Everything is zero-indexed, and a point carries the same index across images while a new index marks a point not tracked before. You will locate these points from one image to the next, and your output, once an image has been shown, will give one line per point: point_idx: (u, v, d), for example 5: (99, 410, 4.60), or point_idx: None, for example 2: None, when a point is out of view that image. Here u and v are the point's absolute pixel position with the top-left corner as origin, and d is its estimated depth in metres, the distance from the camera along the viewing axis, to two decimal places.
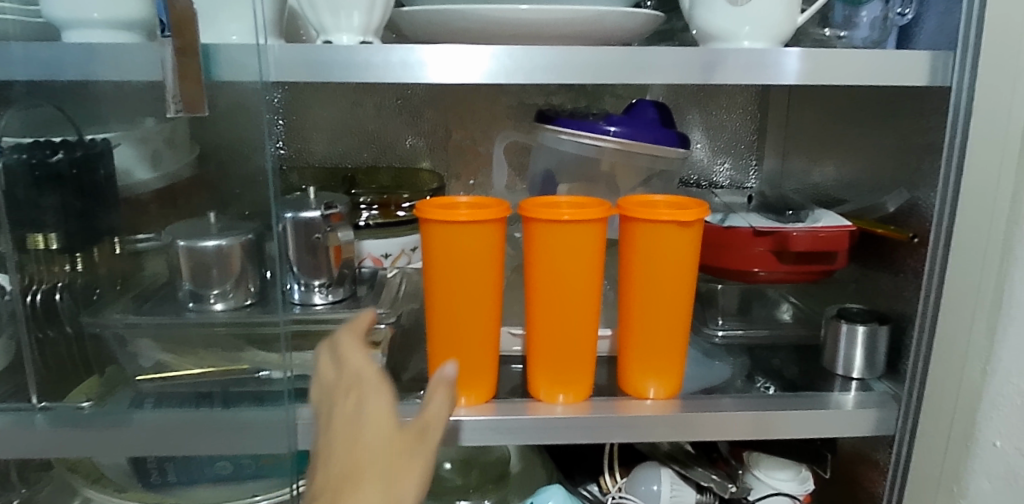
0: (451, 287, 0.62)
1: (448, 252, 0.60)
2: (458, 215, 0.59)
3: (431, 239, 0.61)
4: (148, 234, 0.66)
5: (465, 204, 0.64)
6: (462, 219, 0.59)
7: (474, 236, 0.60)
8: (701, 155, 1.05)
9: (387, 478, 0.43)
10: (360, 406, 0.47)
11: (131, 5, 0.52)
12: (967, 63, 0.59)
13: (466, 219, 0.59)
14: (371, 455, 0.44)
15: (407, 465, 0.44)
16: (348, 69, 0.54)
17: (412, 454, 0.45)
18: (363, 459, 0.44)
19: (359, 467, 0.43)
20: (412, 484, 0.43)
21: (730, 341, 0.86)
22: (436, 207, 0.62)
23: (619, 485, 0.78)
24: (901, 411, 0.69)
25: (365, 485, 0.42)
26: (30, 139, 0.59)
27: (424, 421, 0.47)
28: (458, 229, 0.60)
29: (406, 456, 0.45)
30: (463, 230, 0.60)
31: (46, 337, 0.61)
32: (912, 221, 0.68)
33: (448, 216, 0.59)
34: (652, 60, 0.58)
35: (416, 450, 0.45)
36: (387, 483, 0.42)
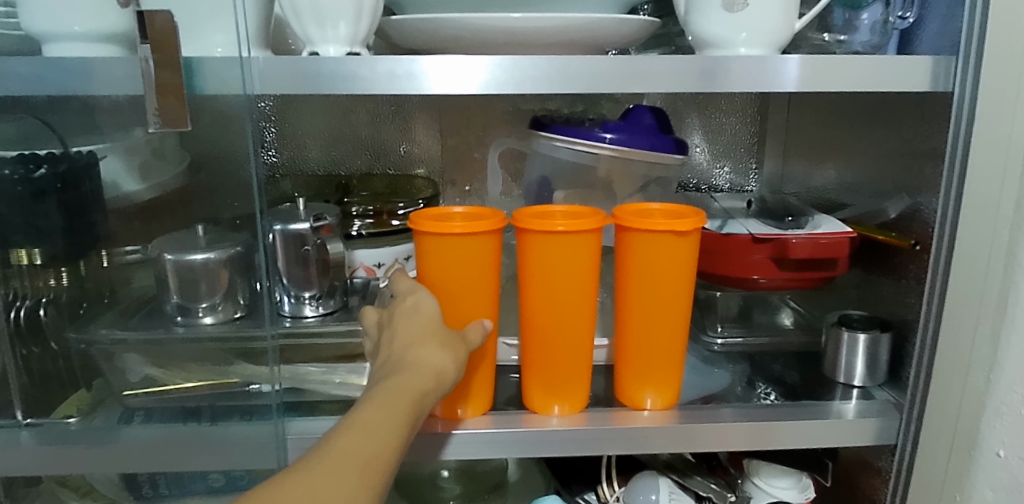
0: (446, 299, 0.60)
1: (442, 265, 0.59)
2: (454, 226, 0.57)
3: (425, 249, 0.59)
4: (134, 246, 0.67)
5: (459, 215, 0.62)
6: (458, 230, 0.57)
7: (469, 248, 0.59)
8: (700, 158, 1.03)
9: (444, 353, 0.51)
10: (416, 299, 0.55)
11: (111, 17, 0.51)
12: (970, 69, 0.58)
13: (462, 231, 0.57)
14: (429, 334, 0.52)
15: (454, 349, 0.53)
16: (335, 81, 0.53)
17: (456, 347, 0.53)
18: (424, 335, 0.52)
19: (421, 340, 0.51)
20: (456, 367, 0.52)
21: (729, 349, 0.84)
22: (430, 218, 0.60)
23: (616, 494, 0.77)
24: (903, 421, 0.67)
25: (428, 352, 0.50)
26: (13, 151, 0.59)
27: (463, 336, 0.55)
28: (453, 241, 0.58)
29: (454, 342, 0.53)
30: (458, 240, 0.58)
31: (32, 353, 0.61)
32: (914, 228, 0.67)
33: (444, 228, 0.57)
34: (645, 69, 0.56)
35: (460, 344, 0.54)
36: (444, 357, 0.51)
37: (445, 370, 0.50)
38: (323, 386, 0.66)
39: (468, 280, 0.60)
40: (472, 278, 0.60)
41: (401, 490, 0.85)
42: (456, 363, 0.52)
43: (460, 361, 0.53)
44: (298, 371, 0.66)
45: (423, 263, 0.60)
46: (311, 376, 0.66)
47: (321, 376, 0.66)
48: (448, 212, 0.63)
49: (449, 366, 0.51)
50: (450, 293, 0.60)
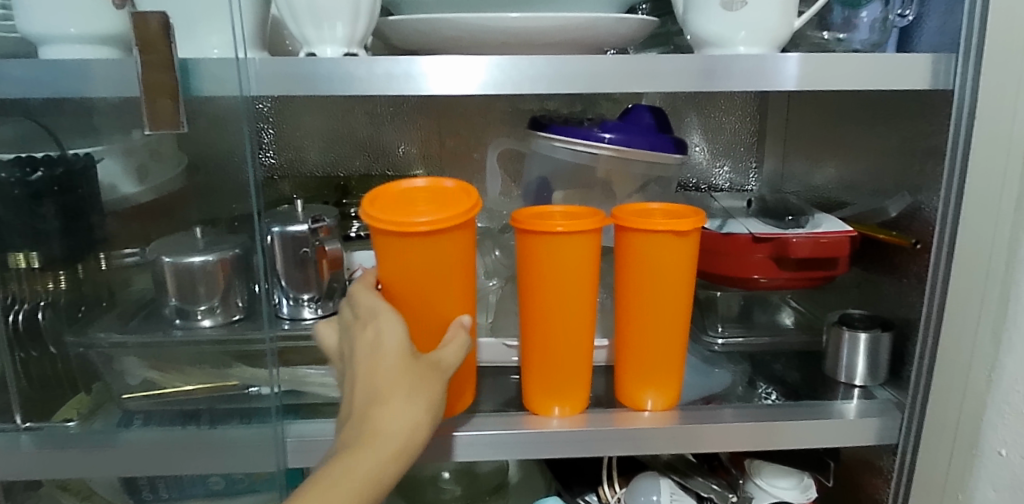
0: (415, 301, 0.56)
1: (408, 262, 0.55)
2: (419, 222, 0.52)
3: (386, 248, 0.55)
4: (132, 248, 0.67)
5: (418, 194, 0.56)
6: (422, 229, 0.52)
7: (439, 245, 0.55)
8: (700, 158, 1.03)
9: (409, 406, 0.47)
10: (376, 335, 0.51)
11: (108, 20, 0.51)
12: (970, 66, 0.58)
13: (427, 230, 0.53)
14: (391, 380, 0.48)
15: (424, 389, 0.49)
16: (332, 82, 0.53)
17: (427, 388, 0.49)
18: (385, 382, 0.48)
19: (383, 391, 0.47)
20: (430, 409, 0.48)
21: (729, 348, 0.84)
22: (387, 205, 0.54)
23: (618, 495, 0.77)
24: (905, 420, 0.67)
25: (390, 408, 0.46)
26: (10, 155, 0.58)
27: (439, 362, 0.51)
28: (417, 239, 0.53)
29: (424, 379, 0.49)
30: (424, 239, 0.54)
31: (30, 357, 0.60)
32: (915, 226, 0.67)
33: (407, 227, 0.52)
34: (644, 68, 0.56)
35: (434, 378, 0.50)
36: (410, 405, 0.47)
37: (410, 429, 0.46)
38: (323, 389, 0.66)
39: (439, 278, 0.56)
40: (444, 275, 0.56)
41: (402, 492, 0.85)
42: (428, 404, 0.48)
43: (433, 400, 0.49)
44: (298, 374, 0.66)
45: (383, 255, 0.55)
46: (312, 379, 0.65)
47: (321, 378, 0.66)
48: (404, 191, 0.57)
49: (420, 412, 0.47)
50: (420, 293, 0.56)
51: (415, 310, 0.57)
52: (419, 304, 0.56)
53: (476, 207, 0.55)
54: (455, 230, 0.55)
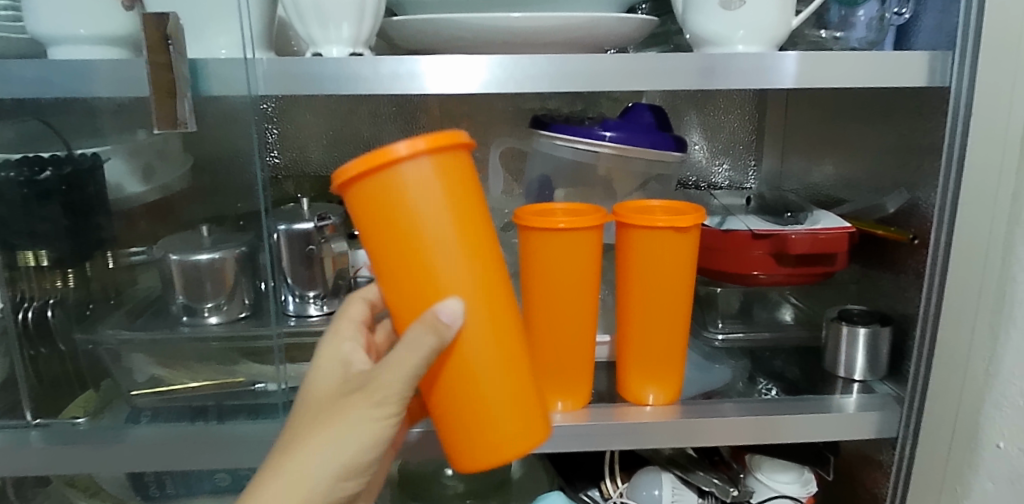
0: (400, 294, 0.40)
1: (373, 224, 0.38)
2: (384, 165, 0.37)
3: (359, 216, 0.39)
4: (139, 247, 0.69)
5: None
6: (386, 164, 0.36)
7: (407, 193, 0.37)
8: (699, 156, 1.04)
9: (314, 437, 0.40)
10: (314, 368, 0.46)
11: (116, 22, 0.52)
12: (966, 64, 0.58)
13: (389, 168, 0.36)
14: (303, 415, 0.43)
15: (328, 416, 0.41)
16: (338, 81, 0.54)
17: (346, 412, 0.41)
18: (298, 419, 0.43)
19: (292, 427, 0.43)
20: (332, 436, 0.40)
21: (730, 344, 0.86)
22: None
23: (620, 490, 0.78)
24: (904, 414, 0.68)
25: (297, 443, 0.41)
26: (18, 155, 0.59)
27: (366, 384, 0.41)
28: (380, 185, 0.37)
29: (332, 405, 0.41)
30: (399, 186, 0.37)
31: (39, 354, 0.61)
32: (913, 222, 0.68)
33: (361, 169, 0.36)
34: (644, 67, 0.57)
35: (347, 400, 0.41)
36: (304, 437, 0.41)
37: (311, 463, 0.39)
38: None
39: (410, 246, 0.38)
40: (416, 242, 0.38)
41: (405, 489, 0.85)
42: (327, 433, 0.40)
43: (337, 426, 0.40)
44: (301, 369, 0.65)
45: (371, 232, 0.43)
46: None
47: None
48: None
49: (312, 443, 0.40)
50: (393, 269, 0.39)
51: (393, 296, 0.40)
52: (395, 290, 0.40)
53: (460, 140, 0.38)
54: (431, 164, 0.37)
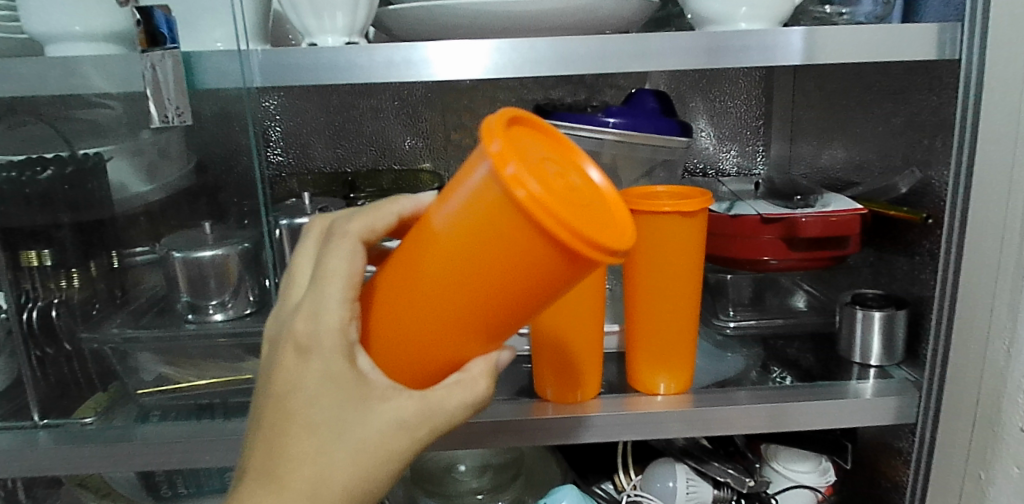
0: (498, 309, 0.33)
1: (496, 291, 0.32)
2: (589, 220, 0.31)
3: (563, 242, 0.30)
4: (144, 247, 0.68)
5: (523, 133, 0.35)
6: (585, 263, 0.30)
7: None
8: (706, 143, 1.02)
9: (383, 421, 0.35)
10: (310, 366, 0.34)
11: (113, 20, 0.54)
12: (976, 35, 0.57)
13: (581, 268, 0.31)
14: (306, 437, 0.35)
15: (353, 454, 0.35)
16: (333, 71, 0.53)
17: (410, 417, 0.35)
18: (298, 436, 0.35)
19: (297, 452, 0.34)
20: (361, 478, 0.35)
21: (743, 331, 0.83)
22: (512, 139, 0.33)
23: (633, 482, 0.76)
24: (924, 400, 0.65)
25: (364, 417, 0.35)
26: (22, 156, 0.62)
27: (389, 414, 0.35)
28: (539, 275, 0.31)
29: (357, 437, 0.35)
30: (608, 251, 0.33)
31: (46, 355, 0.62)
32: (926, 201, 0.66)
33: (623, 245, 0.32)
34: (643, 45, 0.56)
35: (366, 434, 0.35)
36: (325, 473, 0.34)
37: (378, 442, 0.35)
38: None
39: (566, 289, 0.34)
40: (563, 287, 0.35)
41: (417, 482, 0.83)
42: (355, 474, 0.35)
43: (366, 466, 0.35)
44: None
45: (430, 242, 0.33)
46: None
47: None
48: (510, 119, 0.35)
49: (336, 482, 0.35)
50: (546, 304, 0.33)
51: (452, 327, 0.34)
52: (454, 324, 0.34)
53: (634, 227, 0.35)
54: None
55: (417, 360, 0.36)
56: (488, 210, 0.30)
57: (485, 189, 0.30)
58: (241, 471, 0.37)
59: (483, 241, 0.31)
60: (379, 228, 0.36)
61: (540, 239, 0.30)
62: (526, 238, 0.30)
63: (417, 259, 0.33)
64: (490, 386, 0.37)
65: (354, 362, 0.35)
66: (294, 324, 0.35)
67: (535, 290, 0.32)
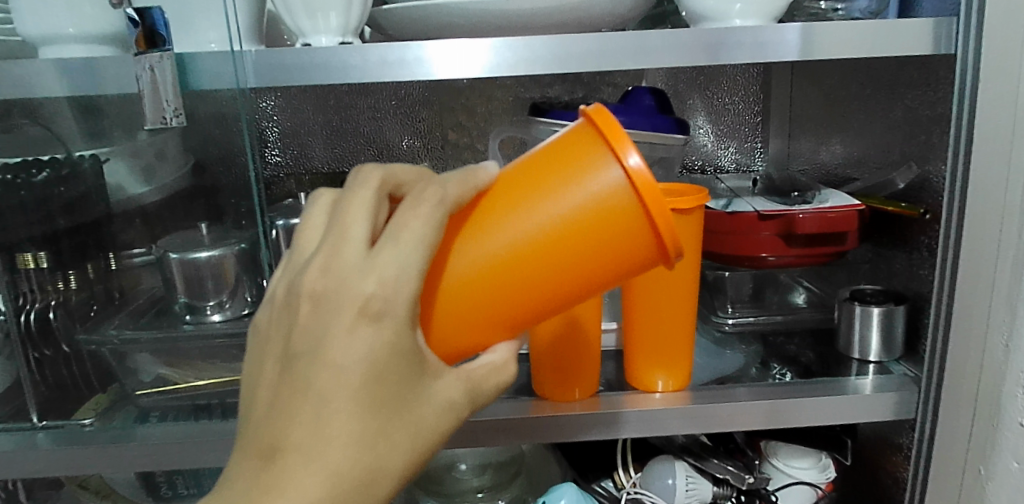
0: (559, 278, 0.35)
1: (584, 275, 0.35)
2: None
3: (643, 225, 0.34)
4: (142, 248, 0.70)
5: None
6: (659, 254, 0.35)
7: None
8: (704, 140, 1.02)
9: (436, 399, 0.35)
10: (381, 336, 0.31)
11: (105, 22, 0.54)
12: (972, 30, 0.57)
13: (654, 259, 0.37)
14: (364, 415, 0.32)
15: (409, 432, 0.34)
16: (327, 71, 0.53)
17: (458, 395, 0.36)
18: (357, 412, 0.32)
19: (354, 430, 0.32)
20: (408, 459, 0.34)
21: (741, 329, 0.83)
22: None
23: (633, 480, 0.77)
24: (922, 394, 0.65)
25: (420, 395, 0.34)
26: (17, 159, 0.63)
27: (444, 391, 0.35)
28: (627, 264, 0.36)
29: (413, 417, 0.34)
30: None
31: (43, 356, 0.62)
32: (924, 196, 0.66)
33: None
34: (637, 42, 0.56)
35: (421, 414, 0.34)
36: (382, 452, 0.33)
37: (429, 420, 0.35)
38: None
39: None
40: None
41: (417, 481, 0.83)
42: (406, 455, 0.34)
43: (416, 448, 0.34)
44: None
45: (526, 227, 0.34)
46: None
47: None
48: None
49: (389, 461, 0.33)
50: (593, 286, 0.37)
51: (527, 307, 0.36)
52: (529, 304, 0.36)
53: None
54: None
55: (459, 328, 0.36)
56: (601, 205, 0.34)
57: (604, 185, 0.34)
58: (264, 449, 0.32)
59: (590, 232, 0.34)
60: (464, 200, 0.35)
61: (636, 224, 0.34)
62: (631, 232, 0.34)
63: (507, 244, 0.35)
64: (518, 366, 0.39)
65: (417, 337, 0.33)
66: (365, 286, 0.31)
67: (603, 266, 0.35)
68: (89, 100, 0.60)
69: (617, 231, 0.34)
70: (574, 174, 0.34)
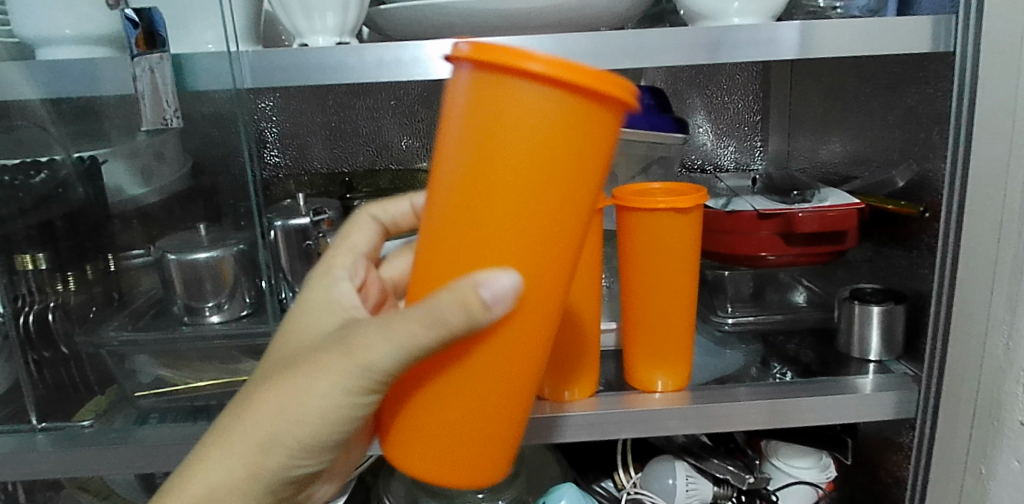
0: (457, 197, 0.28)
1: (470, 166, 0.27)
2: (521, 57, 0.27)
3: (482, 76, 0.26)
4: (140, 250, 0.70)
5: None
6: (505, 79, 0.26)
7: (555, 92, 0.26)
8: (704, 139, 1.02)
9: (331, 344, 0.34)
10: (303, 304, 0.39)
11: (100, 22, 0.54)
12: (970, 28, 0.56)
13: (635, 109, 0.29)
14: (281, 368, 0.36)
15: (300, 375, 0.34)
16: (323, 72, 0.53)
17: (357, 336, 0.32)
18: (275, 367, 0.36)
19: (267, 379, 0.36)
20: (299, 402, 0.33)
21: (741, 327, 0.83)
22: None
23: (633, 480, 0.76)
24: (922, 393, 0.65)
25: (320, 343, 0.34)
26: (15, 160, 0.62)
27: (382, 344, 0.31)
28: (596, 141, 0.27)
29: (309, 362, 0.34)
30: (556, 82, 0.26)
31: (43, 358, 0.62)
32: (923, 195, 0.66)
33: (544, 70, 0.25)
34: (635, 42, 0.56)
35: (313, 359, 0.34)
36: (277, 393, 0.34)
37: (321, 361, 0.33)
38: None
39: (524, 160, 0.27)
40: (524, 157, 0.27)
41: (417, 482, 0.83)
42: (300, 396, 0.33)
43: (306, 389, 0.33)
44: None
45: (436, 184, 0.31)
46: None
47: None
48: None
49: (282, 403, 0.34)
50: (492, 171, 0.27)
51: (522, 263, 0.29)
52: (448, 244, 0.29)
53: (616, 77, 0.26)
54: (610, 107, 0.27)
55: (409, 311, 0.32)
56: (513, 106, 0.26)
57: (500, 86, 0.26)
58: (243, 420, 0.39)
59: (450, 135, 0.28)
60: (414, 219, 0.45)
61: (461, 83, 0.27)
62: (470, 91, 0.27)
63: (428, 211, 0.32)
64: (458, 305, 0.28)
65: (335, 304, 0.37)
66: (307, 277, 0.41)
67: (471, 142, 0.27)
68: (87, 102, 0.61)
69: (549, 119, 0.26)
70: (463, 103, 0.27)
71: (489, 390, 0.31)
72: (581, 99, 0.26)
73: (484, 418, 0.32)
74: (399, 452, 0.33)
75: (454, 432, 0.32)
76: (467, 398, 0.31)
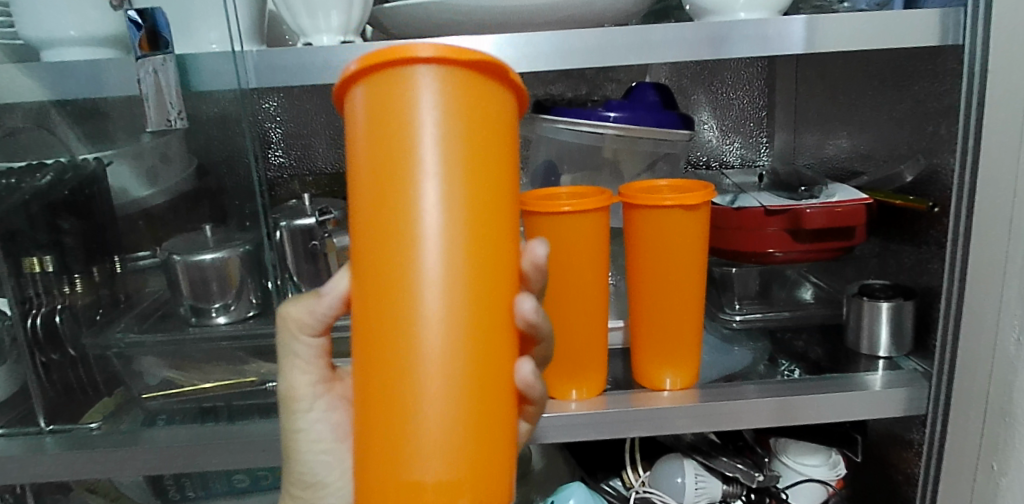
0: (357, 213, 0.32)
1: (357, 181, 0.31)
2: None
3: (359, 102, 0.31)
4: (148, 252, 0.71)
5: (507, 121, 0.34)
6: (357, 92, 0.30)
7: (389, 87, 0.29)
8: (709, 135, 1.02)
9: None
10: None
11: (107, 23, 0.54)
12: (979, 20, 0.56)
13: (506, 87, 0.30)
14: None
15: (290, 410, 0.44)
16: (327, 71, 0.53)
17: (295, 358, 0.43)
18: None
19: None
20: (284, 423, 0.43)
21: (749, 325, 0.81)
22: None
23: (642, 479, 0.76)
24: (933, 391, 0.64)
25: None
26: (21, 162, 0.63)
27: (290, 370, 0.41)
28: (490, 113, 0.29)
29: None
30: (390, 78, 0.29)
31: (51, 361, 0.61)
32: (932, 189, 0.65)
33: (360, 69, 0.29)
34: (641, 37, 0.55)
35: None
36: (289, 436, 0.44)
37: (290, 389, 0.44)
38: None
39: (377, 155, 0.29)
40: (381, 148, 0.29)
41: None
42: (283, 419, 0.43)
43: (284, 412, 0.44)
44: None
45: None
46: None
47: None
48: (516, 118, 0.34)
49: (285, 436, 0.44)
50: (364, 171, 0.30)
51: (390, 251, 0.29)
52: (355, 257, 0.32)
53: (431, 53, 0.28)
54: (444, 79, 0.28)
55: None
56: (395, 94, 0.28)
57: (402, 77, 0.28)
58: None
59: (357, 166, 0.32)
60: None
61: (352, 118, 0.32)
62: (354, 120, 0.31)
63: None
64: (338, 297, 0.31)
65: None
66: None
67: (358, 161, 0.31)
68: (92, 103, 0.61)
69: (454, 96, 0.28)
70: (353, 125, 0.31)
71: (388, 391, 0.30)
72: (471, 73, 0.29)
73: (454, 416, 0.29)
74: (386, 490, 0.30)
75: (428, 441, 0.29)
76: (439, 393, 0.29)
